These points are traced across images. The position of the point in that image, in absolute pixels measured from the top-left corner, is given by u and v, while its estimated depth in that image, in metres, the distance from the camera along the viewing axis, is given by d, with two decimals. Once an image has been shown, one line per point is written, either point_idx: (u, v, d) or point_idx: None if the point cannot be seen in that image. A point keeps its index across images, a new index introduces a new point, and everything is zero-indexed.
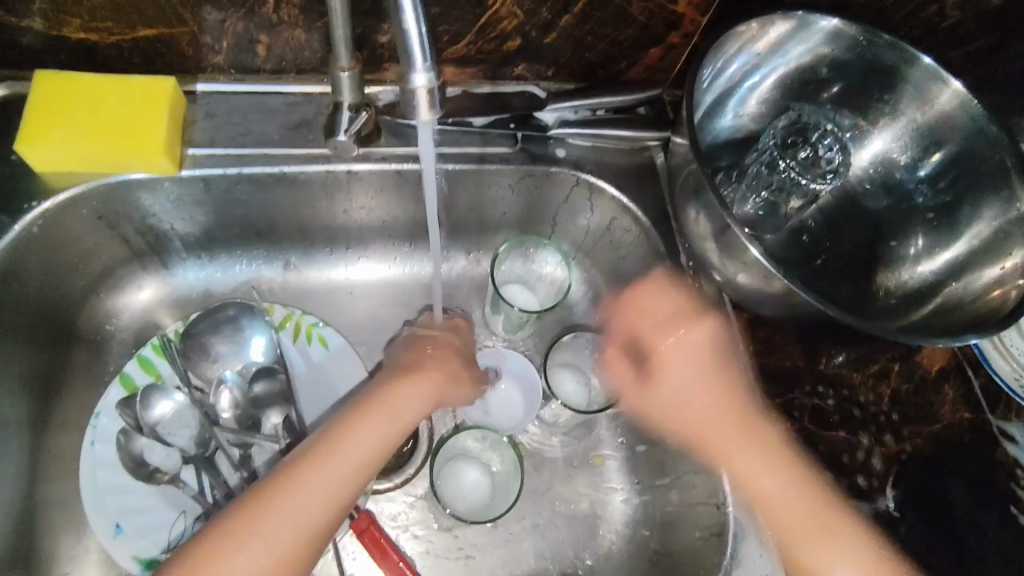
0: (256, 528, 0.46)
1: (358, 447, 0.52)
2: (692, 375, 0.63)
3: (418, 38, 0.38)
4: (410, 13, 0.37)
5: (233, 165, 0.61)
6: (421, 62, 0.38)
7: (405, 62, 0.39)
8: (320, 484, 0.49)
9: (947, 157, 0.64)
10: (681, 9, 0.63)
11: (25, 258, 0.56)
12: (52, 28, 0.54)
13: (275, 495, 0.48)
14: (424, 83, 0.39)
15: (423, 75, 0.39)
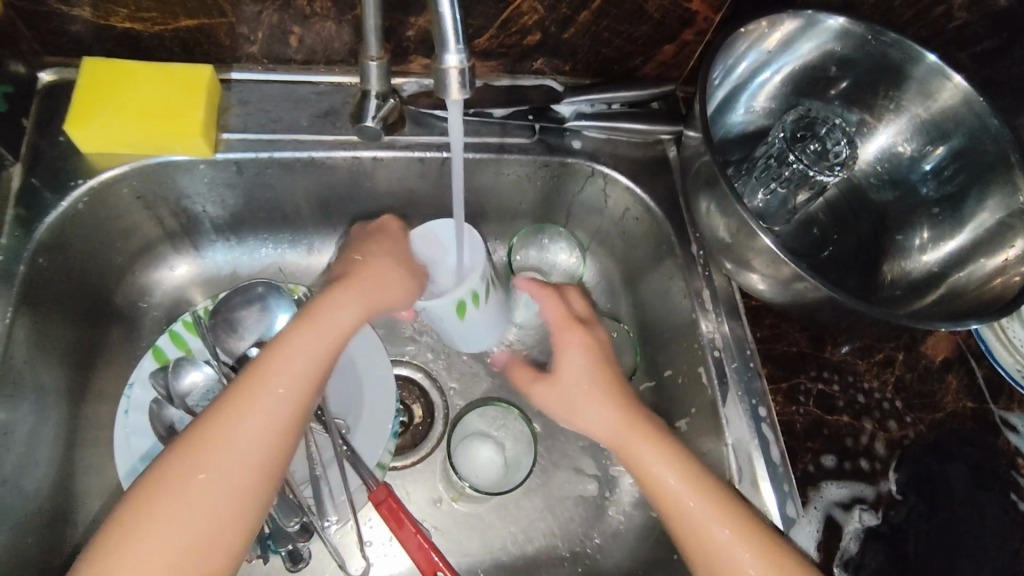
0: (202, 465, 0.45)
1: (290, 368, 0.50)
2: (593, 380, 0.59)
3: (452, 23, 0.41)
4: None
5: (264, 149, 0.64)
6: (452, 44, 0.41)
7: (439, 45, 0.41)
8: (258, 409, 0.48)
9: (951, 151, 0.66)
10: (695, 6, 0.66)
11: (69, 234, 0.59)
12: (100, 18, 0.57)
13: (210, 432, 0.46)
14: (455, 65, 0.42)
15: (454, 56, 0.41)
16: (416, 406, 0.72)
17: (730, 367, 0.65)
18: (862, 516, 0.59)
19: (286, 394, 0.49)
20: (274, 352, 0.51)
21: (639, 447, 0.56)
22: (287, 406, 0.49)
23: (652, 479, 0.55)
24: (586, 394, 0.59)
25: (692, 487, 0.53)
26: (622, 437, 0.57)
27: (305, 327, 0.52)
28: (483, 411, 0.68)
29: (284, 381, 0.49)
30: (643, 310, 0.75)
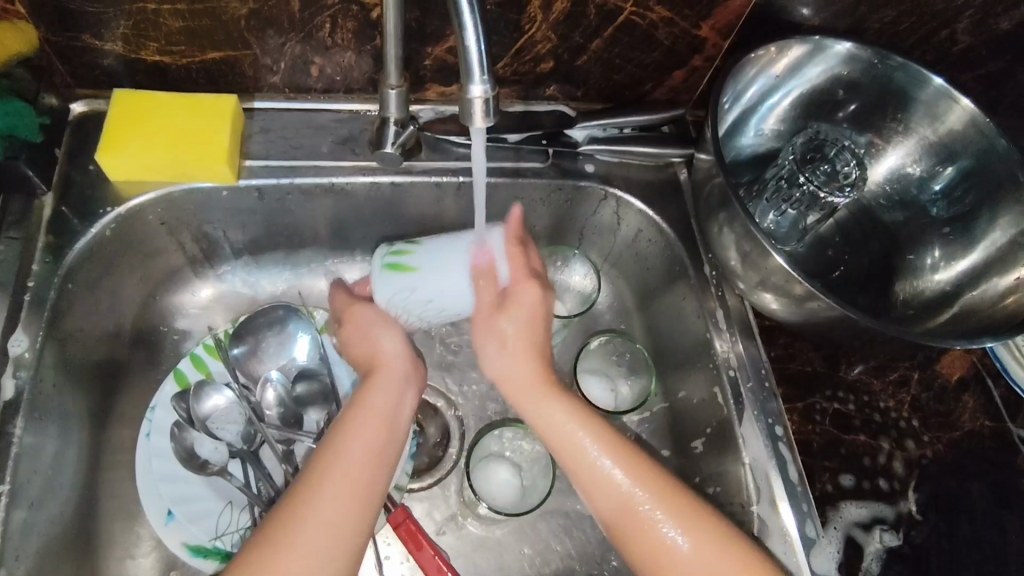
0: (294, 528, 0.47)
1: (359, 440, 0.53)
2: (528, 337, 0.58)
3: (477, 56, 0.42)
4: (471, 32, 0.41)
5: (285, 176, 0.65)
6: (478, 75, 0.42)
7: (464, 76, 0.43)
8: (330, 497, 0.49)
9: (959, 171, 0.68)
10: (704, 33, 0.68)
11: (96, 260, 0.61)
12: (131, 51, 0.60)
13: (296, 506, 0.49)
14: (480, 94, 0.43)
15: (479, 87, 0.42)
16: (431, 427, 0.73)
17: (746, 387, 0.65)
18: (883, 537, 0.58)
19: (343, 503, 0.49)
20: (322, 464, 0.51)
21: (553, 416, 0.56)
22: (344, 506, 0.49)
23: (568, 442, 0.55)
24: (504, 357, 0.58)
25: (613, 449, 0.54)
26: (531, 397, 0.56)
27: (349, 426, 0.54)
28: (498, 433, 0.69)
29: (338, 491, 0.50)
30: (657, 331, 0.75)
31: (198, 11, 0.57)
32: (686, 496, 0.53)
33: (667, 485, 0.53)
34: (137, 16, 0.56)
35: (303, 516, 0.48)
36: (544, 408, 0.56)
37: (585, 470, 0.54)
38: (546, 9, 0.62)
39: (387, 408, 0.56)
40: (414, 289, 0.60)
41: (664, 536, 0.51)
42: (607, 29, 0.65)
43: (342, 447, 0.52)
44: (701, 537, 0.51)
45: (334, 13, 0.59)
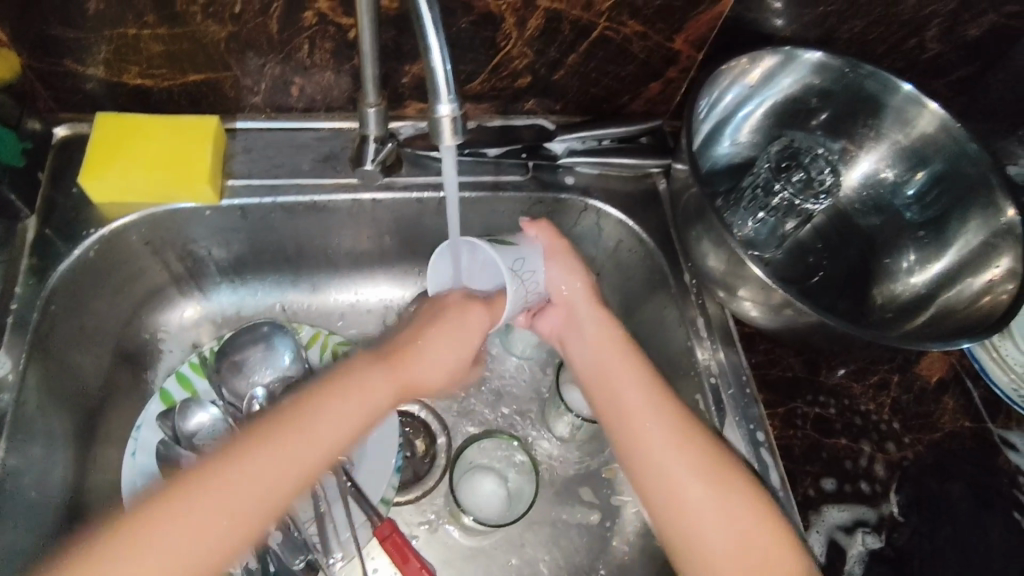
0: (217, 487, 0.44)
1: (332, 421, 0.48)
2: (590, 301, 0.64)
3: (443, 77, 0.43)
4: (436, 54, 0.42)
5: (267, 194, 0.66)
6: (445, 94, 0.43)
7: (432, 96, 0.44)
8: (270, 473, 0.45)
9: (932, 174, 0.69)
10: (677, 45, 0.69)
11: (80, 281, 0.62)
12: (113, 75, 0.61)
13: (235, 463, 0.45)
14: (448, 113, 0.44)
15: (447, 106, 0.44)
16: (417, 439, 0.73)
17: (727, 394, 0.65)
18: (865, 539, 0.59)
19: (251, 494, 0.44)
20: (253, 442, 0.46)
21: (596, 358, 0.62)
22: (279, 487, 0.45)
23: (612, 382, 0.60)
24: (560, 309, 0.65)
25: (649, 403, 0.58)
26: (600, 341, 0.62)
27: (335, 400, 0.49)
28: (478, 445, 0.70)
29: (252, 477, 0.45)
30: (640, 340, 0.76)
31: (178, 35, 0.58)
32: (718, 454, 0.55)
33: (698, 443, 0.55)
34: (119, 41, 0.57)
35: (204, 486, 0.44)
36: (600, 352, 0.62)
37: (619, 411, 0.58)
38: (520, 26, 0.63)
39: (360, 401, 0.50)
40: (522, 292, 0.60)
41: (683, 486, 0.53)
42: (581, 44, 0.66)
43: (279, 434, 0.46)
44: (723, 492, 0.53)
45: (312, 34, 0.60)
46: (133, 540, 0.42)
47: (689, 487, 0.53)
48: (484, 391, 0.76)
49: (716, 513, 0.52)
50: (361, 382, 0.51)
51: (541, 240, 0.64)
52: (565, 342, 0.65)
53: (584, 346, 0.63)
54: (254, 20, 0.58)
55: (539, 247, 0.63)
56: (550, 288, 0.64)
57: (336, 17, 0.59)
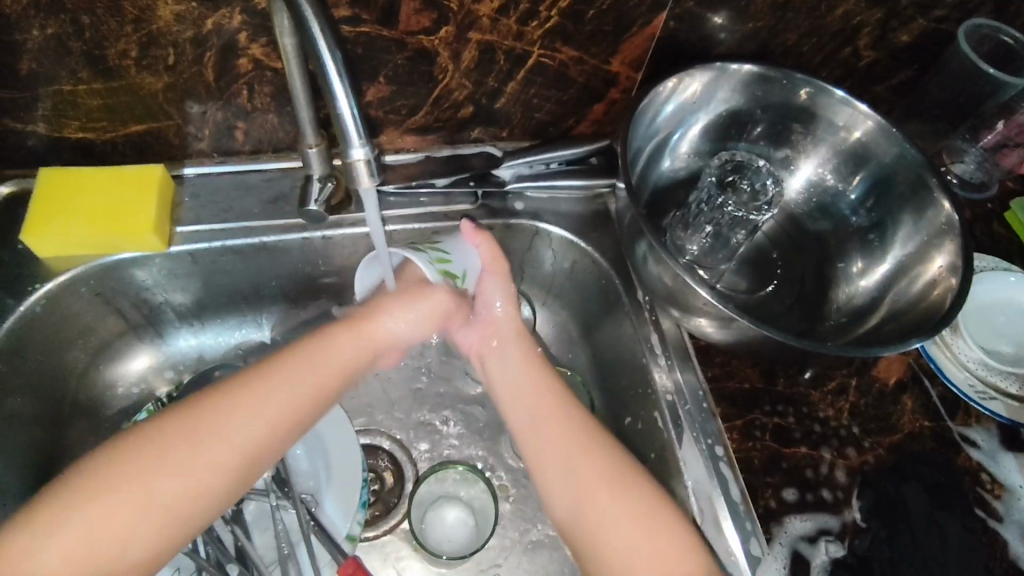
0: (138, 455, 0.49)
1: (258, 408, 0.53)
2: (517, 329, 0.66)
3: (352, 122, 0.50)
4: (343, 105, 0.49)
5: (216, 239, 0.67)
6: (355, 141, 0.50)
7: (345, 140, 0.51)
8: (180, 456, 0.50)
9: (870, 178, 0.71)
10: (615, 68, 0.70)
11: (30, 338, 0.62)
12: (55, 131, 0.62)
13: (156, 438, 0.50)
14: (361, 157, 0.52)
15: (359, 150, 0.51)
16: (387, 473, 0.73)
17: (684, 410, 0.65)
18: (828, 548, 0.59)
19: (238, 434, 0.52)
20: (189, 425, 0.51)
21: (516, 381, 0.63)
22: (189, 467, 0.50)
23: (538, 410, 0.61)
24: (486, 327, 0.67)
25: (563, 427, 0.59)
26: (529, 373, 0.63)
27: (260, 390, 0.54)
28: (431, 479, 0.69)
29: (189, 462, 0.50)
30: (601, 359, 0.76)
31: (115, 88, 0.58)
32: (622, 469, 0.57)
33: (602, 460, 0.57)
34: (57, 98, 0.58)
35: (179, 443, 0.50)
36: (523, 381, 0.63)
37: (543, 434, 0.60)
38: (455, 59, 0.64)
39: (296, 392, 0.55)
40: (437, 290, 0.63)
41: (599, 508, 0.55)
42: (518, 72, 0.68)
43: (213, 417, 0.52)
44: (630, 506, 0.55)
45: (249, 79, 0.61)
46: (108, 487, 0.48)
47: (601, 504, 0.55)
48: (449, 419, 0.76)
49: (624, 522, 0.54)
50: (297, 371, 0.56)
51: (483, 253, 0.65)
52: (485, 362, 0.66)
53: (507, 366, 0.64)
54: (190, 70, 0.58)
55: (477, 258, 0.65)
56: (480, 304, 0.66)
57: (271, 62, 0.60)
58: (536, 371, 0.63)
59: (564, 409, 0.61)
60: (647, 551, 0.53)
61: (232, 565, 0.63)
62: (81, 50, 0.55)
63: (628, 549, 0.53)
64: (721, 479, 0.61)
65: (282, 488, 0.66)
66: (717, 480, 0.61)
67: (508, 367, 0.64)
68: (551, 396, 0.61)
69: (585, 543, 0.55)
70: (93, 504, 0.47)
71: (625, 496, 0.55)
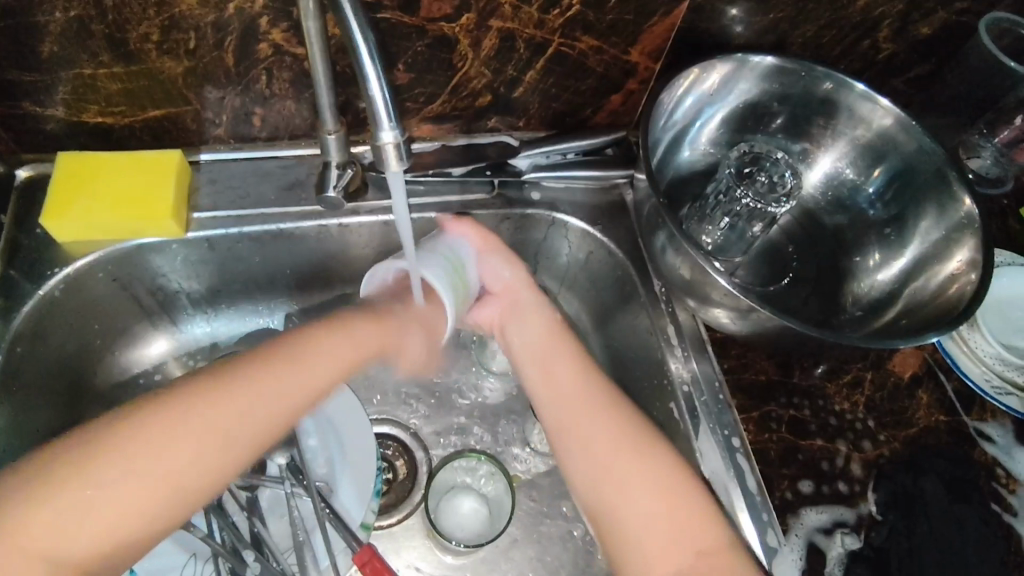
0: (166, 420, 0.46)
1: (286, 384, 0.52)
2: (535, 304, 0.68)
3: (384, 106, 0.49)
4: (375, 87, 0.48)
5: (234, 225, 0.67)
6: (386, 123, 0.49)
7: (375, 123, 0.49)
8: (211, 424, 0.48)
9: (890, 171, 0.71)
10: (635, 57, 0.70)
11: (49, 321, 0.62)
12: (73, 115, 0.61)
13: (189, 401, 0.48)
14: (391, 140, 0.50)
15: (389, 133, 0.50)
16: (399, 461, 0.73)
17: (700, 400, 0.65)
18: (844, 540, 0.59)
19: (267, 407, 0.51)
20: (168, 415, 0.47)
21: (534, 349, 0.65)
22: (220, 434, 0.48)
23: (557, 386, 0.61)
24: (502, 297, 0.69)
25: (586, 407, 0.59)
26: (551, 352, 0.64)
27: (289, 366, 0.53)
28: (447, 467, 0.69)
29: (170, 455, 0.46)
30: (615, 349, 0.76)
31: (134, 72, 0.58)
32: (640, 441, 0.56)
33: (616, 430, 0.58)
34: (76, 81, 0.58)
35: (208, 407, 0.48)
36: (550, 359, 0.64)
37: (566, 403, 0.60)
38: (475, 47, 0.64)
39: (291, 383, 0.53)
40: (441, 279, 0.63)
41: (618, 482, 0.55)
42: (538, 60, 0.67)
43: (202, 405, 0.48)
44: (647, 483, 0.54)
45: (269, 64, 0.61)
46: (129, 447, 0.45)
47: (619, 478, 0.55)
48: (463, 410, 0.76)
49: (640, 499, 0.54)
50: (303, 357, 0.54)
51: (473, 238, 0.67)
52: (504, 330, 0.69)
53: (526, 331, 0.67)
54: (209, 55, 0.58)
55: (465, 244, 0.67)
56: (489, 278, 0.69)
57: (292, 47, 0.59)
58: (551, 338, 0.65)
59: (585, 378, 0.61)
60: (669, 522, 0.52)
61: (248, 551, 0.63)
62: (102, 33, 0.54)
63: (640, 519, 0.53)
64: (738, 470, 0.61)
65: (297, 475, 0.65)
66: (735, 471, 0.61)
67: (527, 346, 0.66)
68: (568, 369, 0.62)
69: (606, 510, 0.54)
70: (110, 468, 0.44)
71: (643, 471, 0.55)
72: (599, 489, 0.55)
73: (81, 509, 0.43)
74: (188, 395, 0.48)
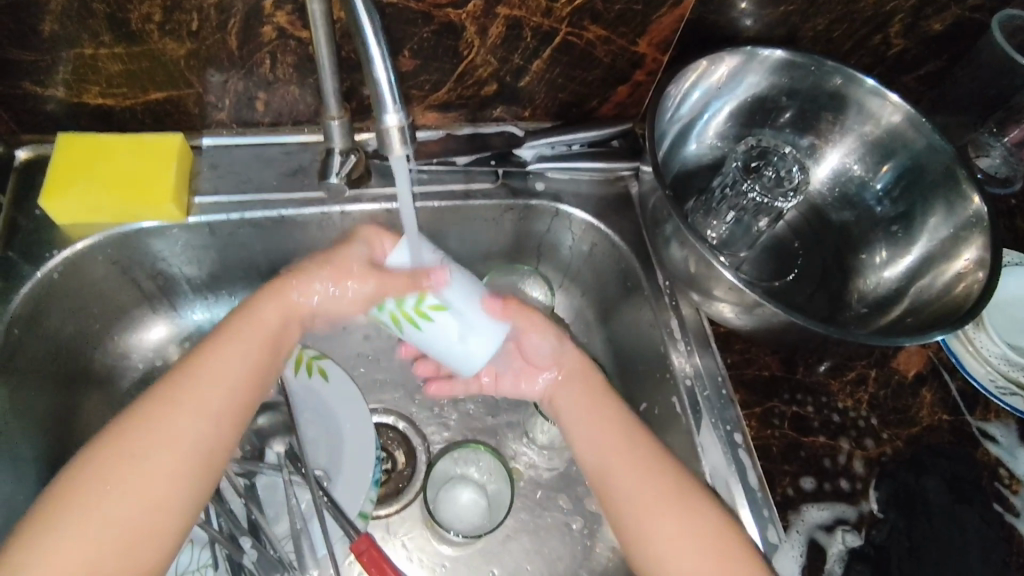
0: (128, 433, 0.49)
1: (226, 359, 0.54)
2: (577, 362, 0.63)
3: (389, 89, 0.48)
4: (380, 69, 0.47)
5: (235, 211, 0.66)
6: (391, 106, 0.48)
7: (379, 106, 0.48)
8: (172, 417, 0.50)
9: (898, 167, 0.70)
10: (642, 48, 0.69)
11: (48, 302, 0.62)
12: (74, 96, 0.61)
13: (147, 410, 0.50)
14: (395, 123, 0.49)
15: (394, 116, 0.49)
16: (398, 452, 0.72)
17: (702, 395, 0.65)
18: (845, 537, 0.58)
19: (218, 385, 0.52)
20: (119, 448, 0.48)
21: (575, 401, 0.61)
22: (186, 421, 0.50)
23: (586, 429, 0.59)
24: (552, 370, 0.63)
25: (625, 454, 0.57)
26: (587, 400, 0.61)
27: (226, 341, 0.55)
28: (451, 456, 0.69)
29: (138, 478, 0.47)
30: (618, 343, 0.75)
31: (136, 54, 0.57)
32: (680, 481, 0.55)
33: (630, 440, 0.57)
34: (76, 61, 0.57)
35: (165, 405, 0.50)
36: (583, 406, 0.60)
37: (583, 413, 0.60)
38: (481, 34, 0.63)
39: (229, 378, 0.53)
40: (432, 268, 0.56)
41: (661, 525, 0.54)
42: (545, 49, 0.66)
43: (147, 429, 0.49)
44: (693, 526, 0.53)
45: (273, 48, 0.60)
46: (107, 467, 0.47)
47: (663, 522, 0.54)
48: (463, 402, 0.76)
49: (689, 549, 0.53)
50: (227, 351, 0.54)
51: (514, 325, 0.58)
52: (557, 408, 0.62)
53: (564, 386, 0.62)
54: (212, 37, 0.57)
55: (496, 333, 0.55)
56: (536, 353, 0.62)
57: (296, 31, 0.59)
58: (590, 387, 0.61)
59: (624, 426, 0.59)
60: (674, 534, 0.53)
61: (245, 538, 0.62)
62: (104, 12, 0.54)
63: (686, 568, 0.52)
64: (739, 464, 0.61)
65: (295, 463, 0.65)
66: (734, 466, 0.61)
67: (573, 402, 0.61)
68: (608, 415, 0.59)
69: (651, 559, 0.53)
70: (97, 491, 0.46)
71: (685, 514, 0.54)
72: (638, 528, 0.54)
73: (88, 529, 0.45)
74: (124, 424, 0.49)
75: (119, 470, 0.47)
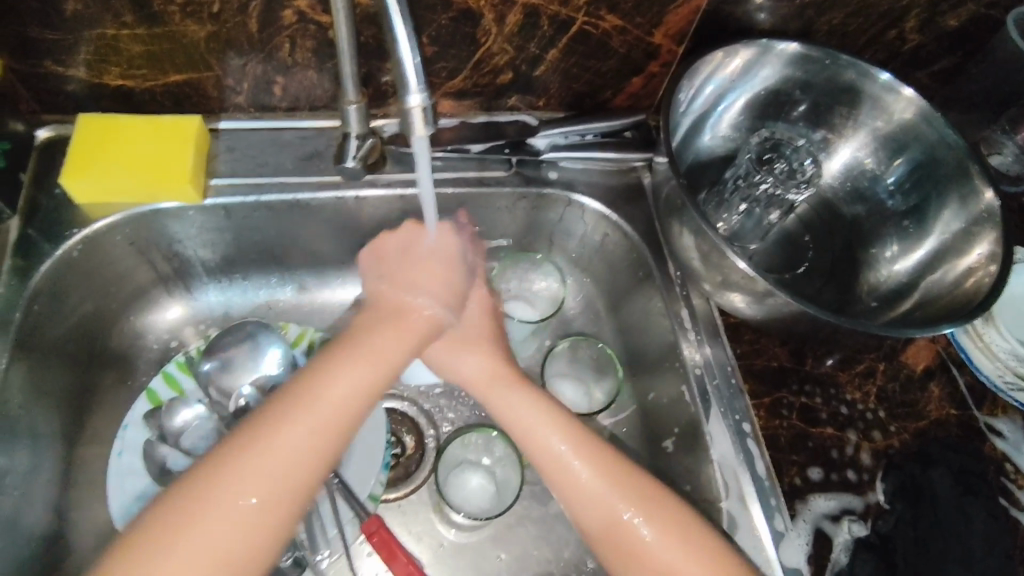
0: (239, 459, 0.47)
1: (337, 386, 0.52)
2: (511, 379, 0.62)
3: (413, 71, 0.48)
4: (405, 50, 0.47)
5: (251, 193, 0.67)
6: (415, 86, 0.48)
7: (402, 86, 0.49)
8: (279, 448, 0.48)
9: (910, 162, 0.70)
10: (658, 39, 0.69)
11: (66, 282, 0.62)
12: (94, 77, 0.61)
13: (255, 439, 0.48)
14: (418, 104, 0.49)
15: (417, 96, 0.49)
16: (408, 437, 0.73)
17: (712, 384, 0.65)
18: (851, 527, 0.59)
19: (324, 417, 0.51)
20: (221, 478, 0.47)
21: (522, 422, 0.59)
22: (293, 454, 0.49)
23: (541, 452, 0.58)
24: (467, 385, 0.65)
25: (584, 477, 0.56)
26: (528, 424, 0.59)
27: (337, 368, 0.54)
28: (462, 440, 0.69)
29: (236, 512, 0.46)
30: (627, 333, 0.76)
31: (157, 35, 0.58)
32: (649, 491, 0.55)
33: (589, 460, 0.57)
34: (98, 41, 0.58)
35: (277, 435, 0.49)
36: (531, 427, 0.59)
37: (530, 435, 0.59)
38: (499, 22, 0.63)
39: (340, 407, 0.52)
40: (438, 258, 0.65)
41: (638, 542, 0.53)
42: (561, 38, 0.67)
43: (253, 460, 0.47)
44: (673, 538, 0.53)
45: (292, 33, 0.60)
46: (206, 497, 0.46)
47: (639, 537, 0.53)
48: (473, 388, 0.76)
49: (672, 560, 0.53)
50: (340, 378, 0.53)
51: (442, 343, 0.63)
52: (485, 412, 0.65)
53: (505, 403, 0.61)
54: (233, 19, 0.58)
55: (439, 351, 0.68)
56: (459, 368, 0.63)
57: (317, 16, 0.59)
58: (537, 406, 0.60)
59: (582, 445, 0.57)
60: (661, 549, 0.53)
61: None
62: None
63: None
64: (745, 454, 0.61)
65: None
66: (742, 458, 0.61)
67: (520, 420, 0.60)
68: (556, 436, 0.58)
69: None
70: (199, 523, 0.45)
71: (663, 526, 0.53)
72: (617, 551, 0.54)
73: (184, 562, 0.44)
74: (231, 451, 0.48)
75: (219, 501, 0.46)
